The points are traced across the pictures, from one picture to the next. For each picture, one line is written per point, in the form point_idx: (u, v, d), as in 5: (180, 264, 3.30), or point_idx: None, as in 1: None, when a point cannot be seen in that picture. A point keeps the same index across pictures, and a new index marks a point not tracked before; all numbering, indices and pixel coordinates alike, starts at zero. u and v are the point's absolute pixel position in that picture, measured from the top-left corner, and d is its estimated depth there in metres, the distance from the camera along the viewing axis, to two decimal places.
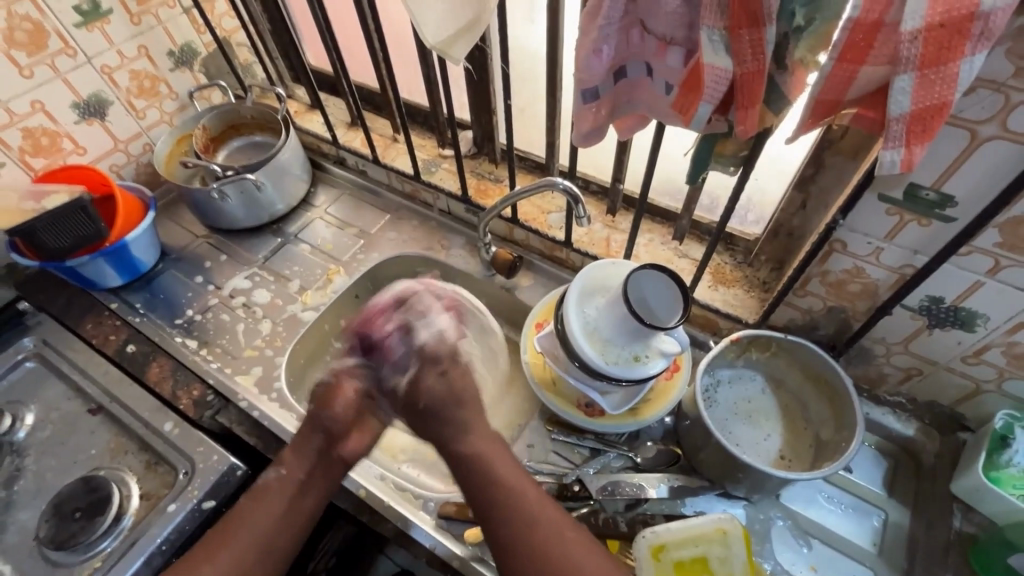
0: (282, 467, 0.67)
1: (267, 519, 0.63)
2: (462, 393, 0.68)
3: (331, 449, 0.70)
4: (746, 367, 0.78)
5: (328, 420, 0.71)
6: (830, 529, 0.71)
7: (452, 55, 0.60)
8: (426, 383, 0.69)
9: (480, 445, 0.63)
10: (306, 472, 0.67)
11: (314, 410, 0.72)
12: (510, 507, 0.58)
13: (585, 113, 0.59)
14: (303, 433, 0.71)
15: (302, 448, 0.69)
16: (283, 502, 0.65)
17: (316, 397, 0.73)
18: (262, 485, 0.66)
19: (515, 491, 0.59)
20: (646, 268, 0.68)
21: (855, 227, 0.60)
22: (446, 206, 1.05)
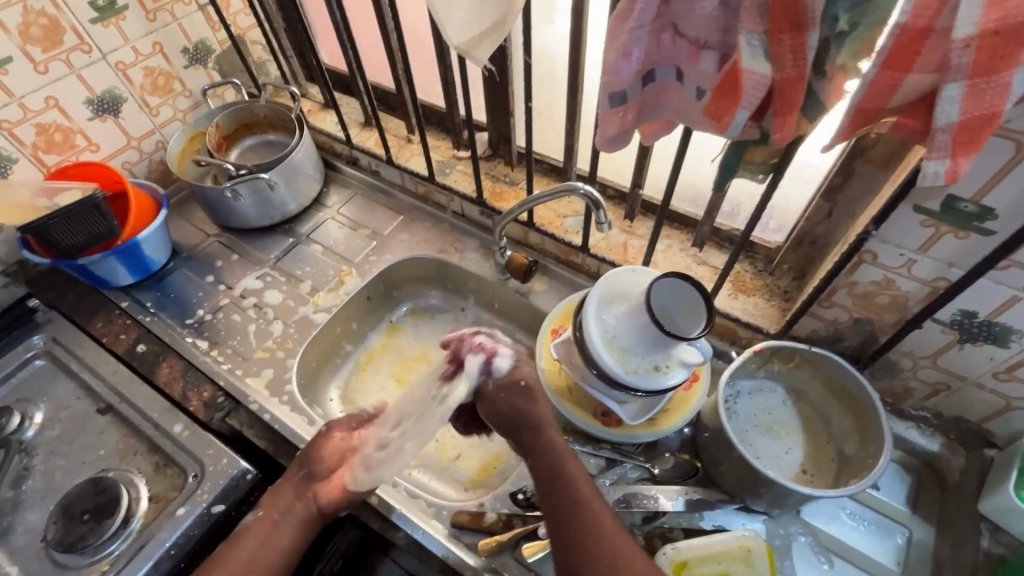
0: (260, 509, 0.69)
1: (239, 558, 0.64)
2: (535, 417, 0.66)
3: (307, 492, 0.70)
4: (767, 378, 0.76)
5: (312, 461, 0.72)
6: (852, 546, 0.69)
7: (474, 55, 0.58)
8: (501, 405, 0.67)
9: (559, 444, 0.64)
10: (281, 513, 0.68)
11: (302, 454, 0.73)
12: (582, 518, 0.58)
13: (610, 117, 0.58)
14: (288, 474, 0.72)
15: (280, 490, 0.70)
16: (257, 540, 0.66)
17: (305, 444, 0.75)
18: (239, 529, 0.67)
19: (590, 501, 0.59)
20: (668, 276, 0.66)
21: (887, 239, 0.58)
22: (460, 208, 1.04)
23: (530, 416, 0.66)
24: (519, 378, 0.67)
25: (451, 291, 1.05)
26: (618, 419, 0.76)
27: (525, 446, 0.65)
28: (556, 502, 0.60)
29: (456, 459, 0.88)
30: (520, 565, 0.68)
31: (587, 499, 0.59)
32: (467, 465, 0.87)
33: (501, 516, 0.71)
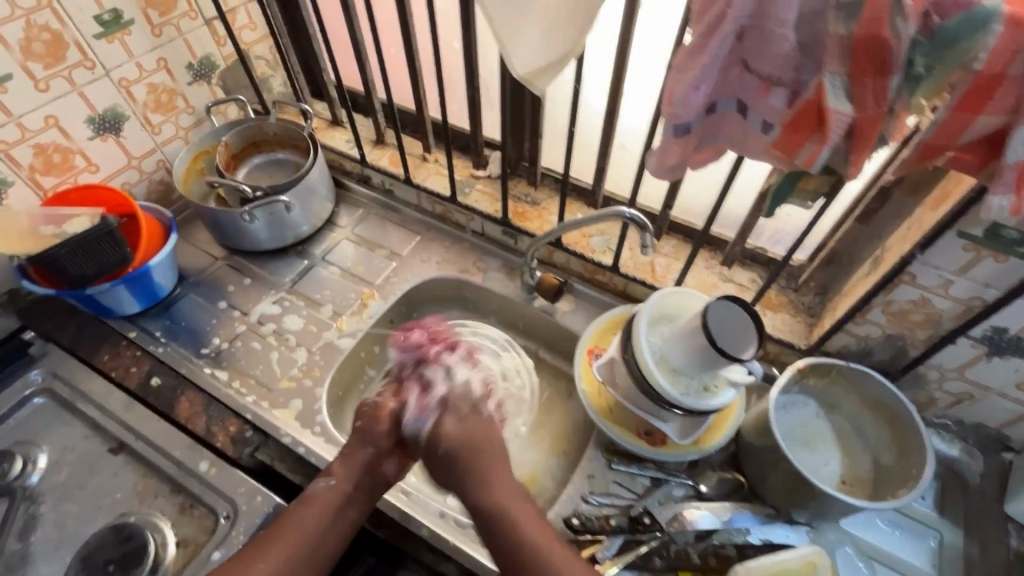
0: (332, 479, 0.68)
1: (318, 524, 0.64)
2: (460, 458, 0.67)
3: (375, 466, 0.69)
4: (802, 393, 0.79)
5: (376, 435, 0.70)
6: (892, 552, 0.72)
7: (536, 86, 0.59)
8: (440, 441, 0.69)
9: (496, 503, 0.62)
10: (353, 486, 0.68)
11: (365, 424, 0.71)
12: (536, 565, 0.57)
13: (672, 147, 0.59)
14: (352, 444, 0.71)
15: (350, 460, 0.69)
16: (328, 511, 0.65)
17: (366, 413, 0.73)
18: (310, 494, 0.66)
19: (544, 546, 0.59)
20: (719, 299, 0.67)
21: (929, 261, 0.62)
22: (481, 228, 1.04)
23: (468, 478, 0.65)
24: (437, 445, 0.68)
25: (472, 310, 1.04)
26: (663, 438, 0.78)
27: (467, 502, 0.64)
28: (508, 555, 0.59)
29: None
30: None
31: (543, 547, 0.58)
32: None
33: None
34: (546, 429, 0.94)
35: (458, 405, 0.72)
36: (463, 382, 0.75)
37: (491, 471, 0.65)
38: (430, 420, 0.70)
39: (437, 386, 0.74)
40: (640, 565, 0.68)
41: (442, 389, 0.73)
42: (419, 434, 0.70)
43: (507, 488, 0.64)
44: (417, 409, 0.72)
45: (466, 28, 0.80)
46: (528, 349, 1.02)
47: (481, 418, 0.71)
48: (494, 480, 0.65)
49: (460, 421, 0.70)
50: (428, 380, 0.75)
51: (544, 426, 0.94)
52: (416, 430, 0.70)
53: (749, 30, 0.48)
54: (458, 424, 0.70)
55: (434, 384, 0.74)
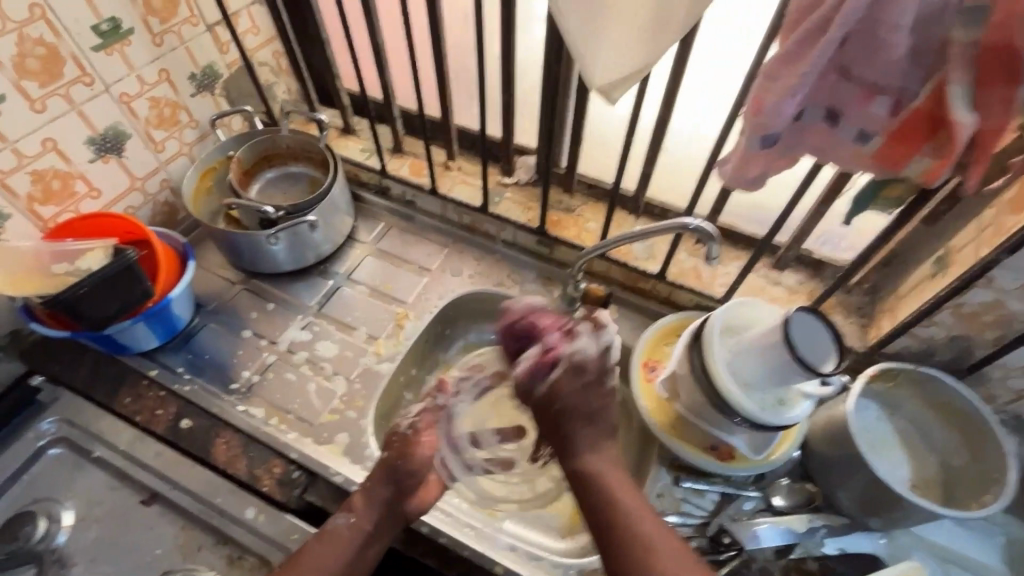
0: (353, 514, 0.65)
1: (334, 565, 0.62)
2: (594, 408, 0.65)
3: (399, 503, 0.67)
4: (865, 397, 0.77)
5: (402, 472, 0.68)
6: (965, 554, 0.72)
7: (611, 98, 0.55)
8: (564, 393, 0.65)
9: (596, 467, 0.63)
10: (375, 523, 0.65)
11: (391, 458, 0.68)
12: (625, 527, 0.59)
13: (755, 158, 0.56)
14: (374, 479, 0.67)
15: (373, 495, 0.66)
16: (348, 553, 0.63)
17: (395, 446, 0.70)
18: (330, 530, 0.64)
19: (639, 518, 0.59)
20: (798, 311, 0.64)
21: (1010, 266, 0.61)
22: (512, 237, 0.99)
23: (574, 442, 0.64)
24: (553, 402, 0.65)
25: None
26: (731, 452, 0.76)
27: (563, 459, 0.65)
28: (604, 519, 0.60)
29: (546, 504, 0.81)
30: None
31: (638, 514, 0.59)
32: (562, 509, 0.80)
33: None
34: None
35: (586, 367, 0.65)
36: (607, 343, 0.67)
37: (594, 440, 0.64)
38: (553, 375, 0.65)
39: (576, 341, 0.66)
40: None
41: (579, 347, 0.66)
42: (534, 388, 0.66)
43: (608, 458, 0.64)
44: (535, 363, 0.67)
45: (506, 29, 0.75)
46: None
47: (602, 392, 0.66)
48: (599, 445, 0.65)
49: (585, 389, 0.65)
50: (558, 340, 0.67)
51: None
52: (531, 384, 0.66)
53: (856, 36, 0.45)
54: (580, 391, 0.65)
55: (560, 345, 0.66)
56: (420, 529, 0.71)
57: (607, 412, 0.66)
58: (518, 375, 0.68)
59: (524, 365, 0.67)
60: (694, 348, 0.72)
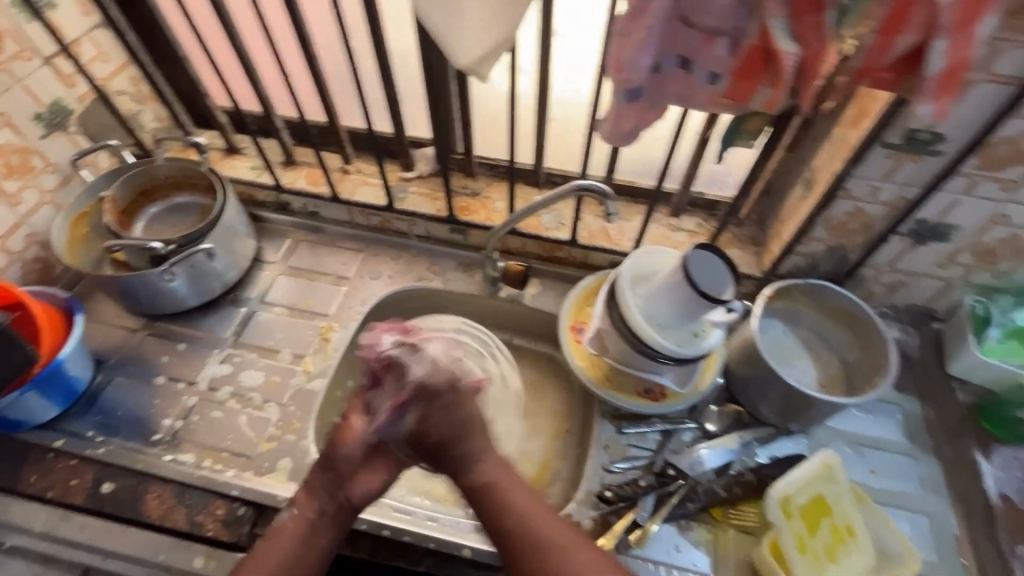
0: (295, 506, 0.63)
1: (274, 560, 0.59)
2: (463, 420, 0.64)
3: (341, 486, 0.64)
4: (769, 317, 0.85)
5: (339, 459, 0.64)
6: (873, 435, 0.80)
7: (481, 73, 0.56)
8: (429, 417, 0.63)
9: (489, 477, 0.62)
10: (319, 511, 0.63)
11: (329, 447, 0.65)
12: (528, 531, 0.58)
13: (626, 112, 0.59)
14: (314, 469, 0.65)
15: (314, 486, 0.64)
16: (295, 540, 0.61)
17: (330, 434, 0.66)
18: (275, 526, 0.62)
19: (538, 520, 0.59)
20: (694, 248, 0.69)
21: (858, 175, 0.68)
22: (425, 231, 0.99)
23: (459, 452, 0.63)
24: (427, 430, 0.63)
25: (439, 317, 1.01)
26: (663, 391, 0.80)
27: (452, 470, 0.63)
28: (503, 528, 0.59)
29: None
30: (636, 558, 0.70)
31: (537, 516, 0.59)
32: None
33: (596, 518, 0.73)
34: (543, 412, 0.94)
35: (436, 389, 0.64)
36: (434, 359, 0.66)
37: (480, 448, 0.64)
38: (412, 413, 0.64)
39: (412, 372, 0.64)
40: (676, 516, 0.72)
41: (416, 374, 0.64)
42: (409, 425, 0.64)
43: (500, 463, 0.64)
44: (391, 416, 0.64)
45: (371, 19, 0.73)
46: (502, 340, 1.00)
47: (467, 399, 0.65)
48: (488, 453, 0.64)
49: (445, 409, 0.63)
50: (397, 373, 0.65)
51: (540, 411, 0.94)
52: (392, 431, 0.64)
53: None
54: (438, 413, 0.63)
55: (403, 379, 0.65)
56: (380, 533, 0.70)
57: (477, 416, 0.65)
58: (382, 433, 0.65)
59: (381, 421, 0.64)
60: (612, 300, 0.75)
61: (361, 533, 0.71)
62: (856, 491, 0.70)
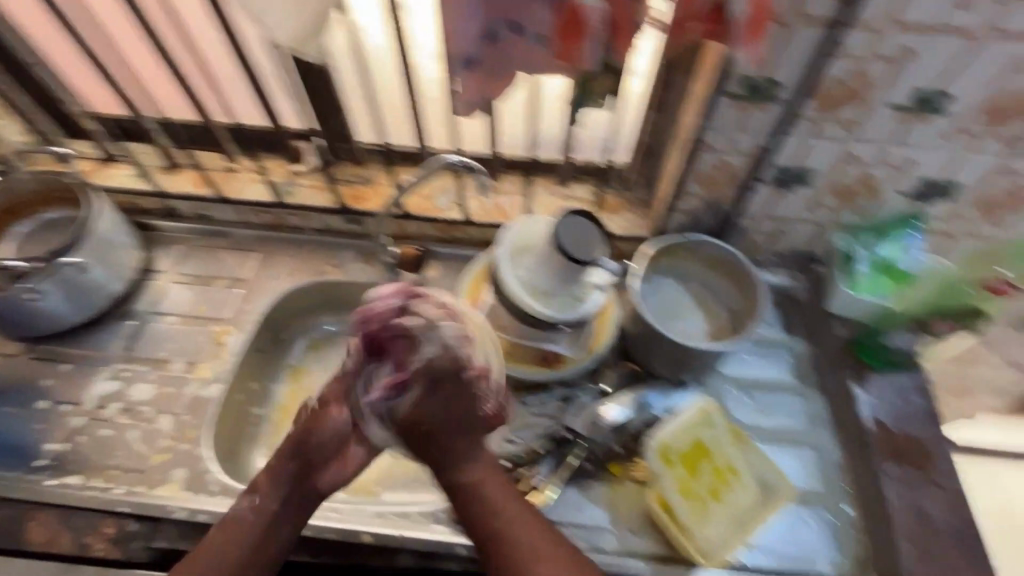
0: (258, 496, 0.65)
1: (233, 553, 0.61)
2: (461, 415, 0.65)
3: (307, 475, 0.67)
4: (658, 276, 0.87)
5: (311, 444, 0.67)
6: (762, 378, 0.83)
7: (306, 53, 0.56)
8: (426, 407, 0.64)
9: (478, 480, 0.63)
10: (280, 501, 0.65)
11: (302, 430, 0.68)
12: (511, 537, 0.60)
13: (468, 81, 0.59)
14: (280, 456, 0.67)
15: (278, 473, 0.66)
16: (257, 531, 0.63)
17: (303, 422, 0.69)
18: (232, 517, 0.64)
19: (521, 528, 0.61)
20: (566, 214, 0.71)
21: (713, 127, 0.70)
22: (321, 224, 0.97)
23: (448, 448, 0.64)
24: (422, 421, 0.64)
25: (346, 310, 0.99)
26: (559, 357, 0.80)
27: (437, 468, 0.64)
28: (488, 529, 0.61)
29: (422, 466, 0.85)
30: None
31: (520, 522, 0.61)
32: None
33: None
34: None
35: (443, 373, 0.65)
36: (448, 342, 0.66)
37: (472, 448, 0.65)
38: (409, 394, 0.65)
39: (422, 351, 0.65)
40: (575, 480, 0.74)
41: (423, 356, 0.65)
42: (399, 409, 0.65)
43: (488, 464, 0.65)
44: (388, 389, 0.66)
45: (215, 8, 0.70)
46: None
47: (466, 393, 0.65)
48: (479, 454, 0.65)
49: (444, 400, 0.64)
50: (406, 353, 0.67)
51: None
52: (390, 406, 0.66)
53: None
54: (437, 396, 0.64)
55: (408, 362, 0.66)
56: None
57: (478, 414, 0.66)
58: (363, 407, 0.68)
59: (375, 393, 0.67)
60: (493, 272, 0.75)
61: None
62: (734, 431, 0.73)
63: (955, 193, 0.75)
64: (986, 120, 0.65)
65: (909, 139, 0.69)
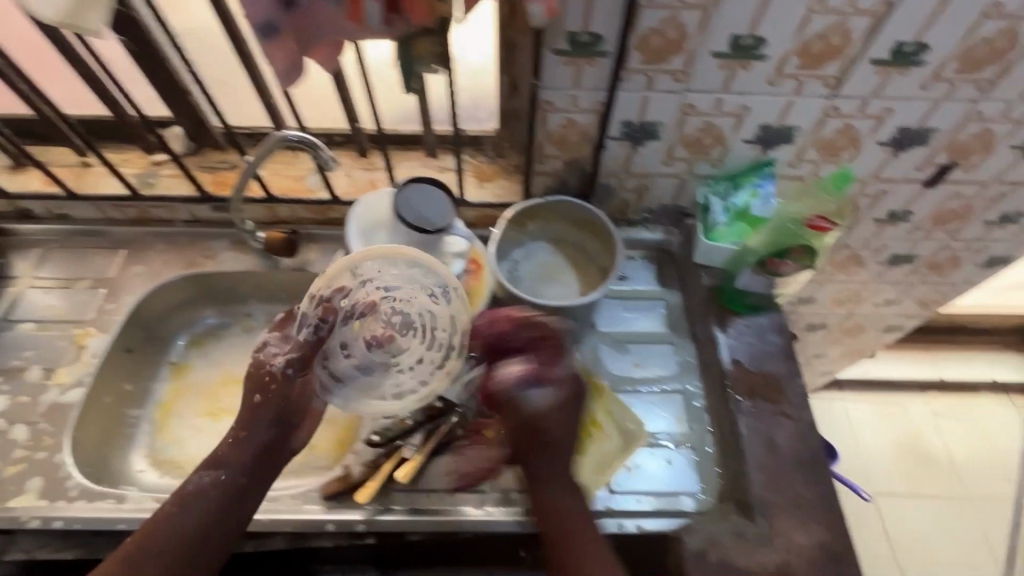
0: (225, 465, 0.68)
1: (197, 519, 0.64)
2: (557, 438, 0.71)
3: (277, 440, 0.72)
4: (529, 241, 0.87)
5: (289, 406, 0.73)
6: (635, 332, 0.86)
7: (84, 25, 0.52)
8: (554, 418, 0.71)
9: (564, 504, 0.68)
10: (250, 470, 0.69)
11: (276, 394, 0.73)
12: (579, 557, 0.64)
13: (274, 50, 0.57)
14: (251, 423, 0.72)
15: (250, 436, 0.71)
16: (225, 498, 0.66)
17: (275, 387, 0.73)
18: (201, 485, 0.66)
19: (587, 554, 0.65)
20: (409, 184, 0.73)
21: (551, 86, 0.71)
22: (189, 214, 0.93)
23: (541, 476, 0.69)
24: (541, 429, 0.71)
25: (228, 301, 0.97)
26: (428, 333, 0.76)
27: (530, 481, 0.70)
28: (562, 551, 0.65)
29: (309, 450, 0.85)
30: (410, 492, 0.72)
31: (591, 548, 0.65)
32: (322, 449, 0.85)
33: (367, 463, 0.73)
34: None
35: (566, 404, 0.72)
36: (573, 373, 0.73)
37: (563, 471, 0.70)
38: (549, 391, 0.71)
39: (556, 364, 0.72)
40: (441, 447, 0.74)
41: (561, 368, 0.72)
42: (523, 405, 0.71)
43: (569, 490, 0.69)
44: (529, 379, 0.72)
45: None
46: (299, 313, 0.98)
47: (564, 428, 0.71)
48: (567, 482, 0.69)
49: (562, 420, 0.71)
50: (558, 360, 0.72)
51: None
52: (530, 399, 0.71)
53: None
54: (561, 416, 0.71)
55: (558, 366, 0.72)
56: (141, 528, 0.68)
57: (569, 445, 0.71)
58: (498, 381, 0.73)
59: (516, 374, 0.72)
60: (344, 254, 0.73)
61: (123, 532, 0.69)
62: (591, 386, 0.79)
63: (794, 138, 0.78)
64: (802, 62, 0.68)
65: (738, 86, 0.71)
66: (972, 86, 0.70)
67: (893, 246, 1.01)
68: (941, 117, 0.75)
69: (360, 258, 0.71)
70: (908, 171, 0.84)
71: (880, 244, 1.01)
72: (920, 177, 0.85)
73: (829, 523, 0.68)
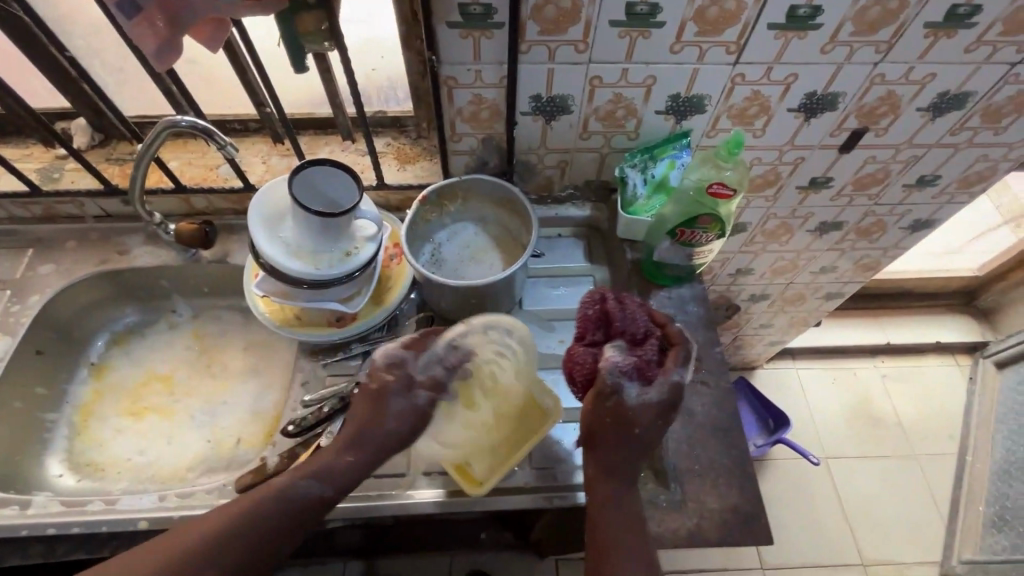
0: (319, 472, 0.61)
1: (263, 527, 0.58)
2: (638, 446, 0.63)
3: (370, 467, 0.64)
4: (453, 222, 0.86)
5: (392, 431, 0.65)
6: (562, 309, 0.85)
7: None
8: (640, 415, 0.62)
9: (626, 505, 0.62)
10: (338, 487, 0.62)
11: (385, 417, 0.65)
12: (619, 557, 0.60)
13: (140, 29, 0.53)
14: (360, 438, 0.64)
15: (353, 448, 0.63)
16: (302, 509, 0.60)
17: (392, 413, 0.65)
18: (288, 487, 0.60)
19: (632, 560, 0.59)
20: (306, 168, 0.70)
21: (451, 61, 0.69)
22: (99, 209, 0.89)
23: (610, 469, 0.63)
24: (633, 425, 0.62)
25: (149, 297, 0.94)
26: (351, 317, 0.80)
27: (591, 470, 0.63)
28: (604, 543, 0.60)
29: (238, 445, 0.84)
30: None
31: (633, 554, 0.60)
32: (252, 442, 0.84)
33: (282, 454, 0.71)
34: (273, 368, 0.91)
35: (655, 411, 0.63)
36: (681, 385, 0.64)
37: (631, 475, 0.63)
38: (649, 390, 0.63)
39: (671, 368, 0.64)
40: None
41: (671, 373, 0.64)
42: (622, 398, 0.62)
43: (631, 495, 0.63)
44: (632, 371, 0.63)
45: None
46: (224, 306, 0.95)
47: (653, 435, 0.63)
48: (629, 484, 0.63)
49: (648, 425, 0.62)
50: (669, 361, 0.65)
51: (270, 368, 0.92)
52: (621, 391, 0.62)
53: None
54: (648, 418, 0.62)
55: (666, 369, 0.64)
56: (46, 532, 0.66)
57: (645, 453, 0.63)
58: (604, 364, 0.62)
59: (622, 363, 0.63)
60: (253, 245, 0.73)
61: (27, 537, 0.67)
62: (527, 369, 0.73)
63: (706, 107, 0.78)
64: (700, 29, 0.67)
65: (642, 55, 0.70)
66: (872, 48, 0.71)
67: (819, 213, 1.03)
68: (846, 80, 0.75)
69: (267, 249, 0.71)
70: (822, 137, 0.84)
71: (807, 212, 1.02)
72: (834, 143, 0.86)
73: (742, 488, 0.69)
